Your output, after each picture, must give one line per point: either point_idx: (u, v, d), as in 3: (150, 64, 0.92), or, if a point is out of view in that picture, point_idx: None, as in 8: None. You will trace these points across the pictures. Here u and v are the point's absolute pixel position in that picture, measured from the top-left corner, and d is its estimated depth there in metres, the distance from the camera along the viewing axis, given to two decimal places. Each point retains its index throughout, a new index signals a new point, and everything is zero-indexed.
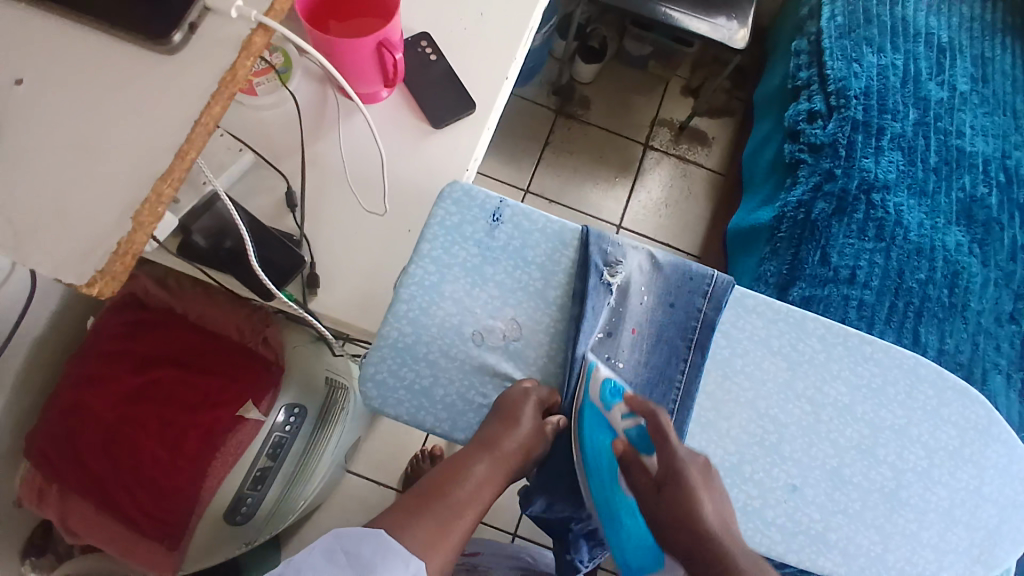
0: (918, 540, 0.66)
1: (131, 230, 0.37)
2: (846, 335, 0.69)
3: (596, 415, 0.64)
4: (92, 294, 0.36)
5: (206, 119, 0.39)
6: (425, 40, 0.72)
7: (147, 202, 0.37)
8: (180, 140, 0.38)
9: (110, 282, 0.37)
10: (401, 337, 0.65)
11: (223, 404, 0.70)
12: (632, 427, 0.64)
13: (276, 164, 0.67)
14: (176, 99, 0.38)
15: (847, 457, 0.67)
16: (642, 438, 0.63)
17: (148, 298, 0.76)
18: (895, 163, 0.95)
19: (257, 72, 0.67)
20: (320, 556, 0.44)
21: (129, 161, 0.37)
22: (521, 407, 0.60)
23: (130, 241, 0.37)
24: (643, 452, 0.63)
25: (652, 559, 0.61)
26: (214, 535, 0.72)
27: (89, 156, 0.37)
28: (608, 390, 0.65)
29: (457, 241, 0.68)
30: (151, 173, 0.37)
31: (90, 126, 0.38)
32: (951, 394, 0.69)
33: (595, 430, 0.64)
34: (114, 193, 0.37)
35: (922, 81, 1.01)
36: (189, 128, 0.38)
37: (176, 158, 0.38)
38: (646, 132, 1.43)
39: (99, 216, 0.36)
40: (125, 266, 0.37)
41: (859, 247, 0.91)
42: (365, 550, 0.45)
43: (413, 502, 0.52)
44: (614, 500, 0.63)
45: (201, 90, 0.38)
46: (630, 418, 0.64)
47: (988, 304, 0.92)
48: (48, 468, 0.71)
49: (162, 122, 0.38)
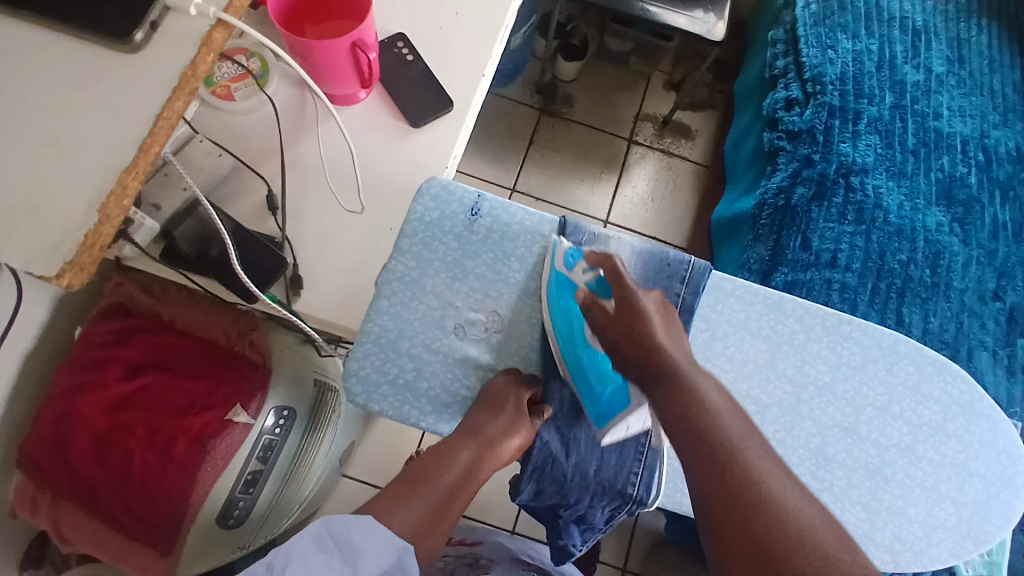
0: (905, 516, 0.66)
1: (99, 222, 0.38)
2: (824, 316, 0.70)
3: (562, 281, 0.68)
4: (61, 285, 0.37)
5: (169, 114, 0.40)
6: (401, 41, 0.73)
7: (113, 195, 0.38)
8: (145, 134, 0.39)
9: (78, 273, 0.38)
10: (383, 332, 0.67)
11: (212, 408, 0.71)
12: (592, 279, 0.65)
13: (257, 167, 0.68)
14: (140, 94, 0.39)
15: (831, 436, 0.67)
16: (602, 286, 0.64)
17: (133, 304, 0.75)
18: (873, 147, 0.97)
19: (233, 78, 0.69)
20: (309, 542, 0.43)
21: (95, 155, 0.38)
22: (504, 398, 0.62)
23: (97, 233, 0.38)
24: (604, 298, 0.64)
25: (621, 400, 0.65)
26: (206, 541, 0.72)
27: (56, 151, 0.38)
28: (569, 256, 0.68)
29: (437, 237, 0.70)
30: (117, 167, 0.38)
31: (56, 122, 0.38)
32: (932, 369, 0.70)
33: (562, 294, 0.67)
34: (82, 187, 0.38)
35: (897, 65, 1.02)
36: (152, 122, 0.39)
37: (140, 150, 0.39)
38: (630, 128, 1.44)
39: (68, 210, 0.37)
40: (94, 259, 0.39)
41: (839, 231, 0.92)
42: (354, 535, 0.44)
43: (395, 489, 0.52)
44: (585, 355, 0.66)
45: (163, 86, 0.39)
46: (590, 271, 0.65)
47: (971, 283, 0.93)
48: (41, 476, 0.71)
49: (128, 119, 0.39)
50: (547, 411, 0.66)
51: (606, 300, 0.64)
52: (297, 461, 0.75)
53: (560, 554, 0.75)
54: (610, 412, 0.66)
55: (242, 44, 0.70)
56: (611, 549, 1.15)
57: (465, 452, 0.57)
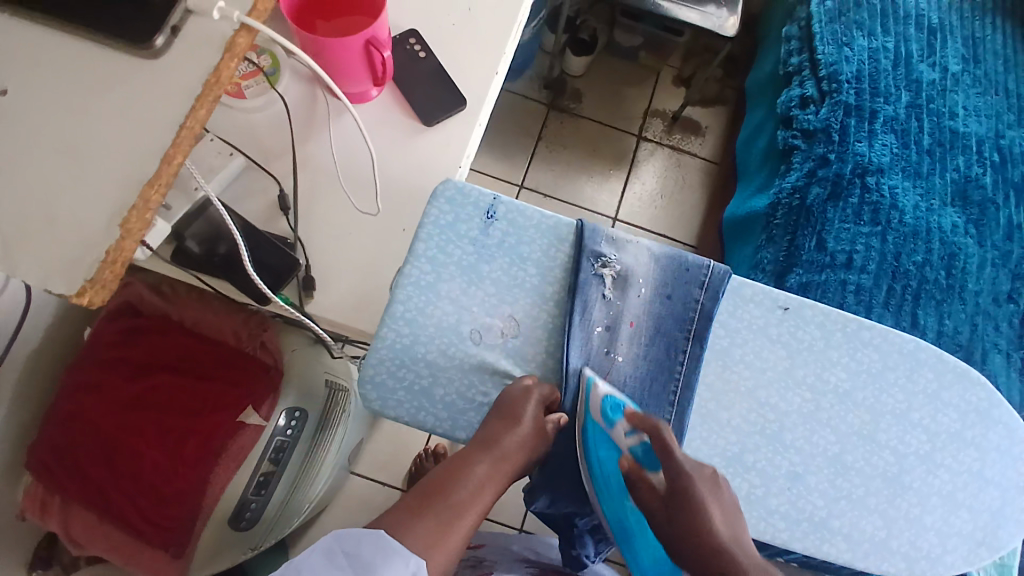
0: (922, 524, 0.66)
1: (120, 238, 0.37)
2: (845, 321, 0.69)
3: (600, 432, 0.63)
4: (82, 303, 0.36)
5: (192, 123, 0.39)
6: (413, 38, 0.71)
7: (134, 209, 0.37)
8: (166, 145, 0.38)
9: (100, 290, 0.37)
10: (399, 338, 0.65)
11: (223, 409, 0.70)
12: (637, 444, 0.61)
13: (268, 166, 0.67)
14: (160, 103, 0.38)
15: (848, 443, 0.67)
16: (647, 455, 0.61)
17: (143, 304, 0.75)
18: (889, 146, 0.95)
19: (244, 75, 0.68)
20: (319, 556, 0.44)
21: (115, 168, 0.37)
22: (521, 406, 0.60)
23: (119, 249, 0.37)
24: (649, 468, 0.60)
25: None
26: (217, 543, 0.71)
27: (76, 161, 0.37)
28: (610, 408, 0.62)
29: (452, 240, 0.69)
30: (138, 180, 0.37)
31: (77, 132, 0.37)
32: (951, 376, 0.69)
33: (601, 447, 0.63)
34: (103, 200, 0.37)
35: (914, 63, 1.01)
36: (175, 131, 0.38)
37: (162, 162, 0.38)
38: (639, 124, 1.42)
39: (87, 224, 0.36)
40: (115, 275, 0.38)
41: (855, 231, 0.91)
42: (364, 551, 0.45)
43: (414, 501, 0.52)
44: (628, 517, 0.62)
45: (184, 94, 0.38)
46: (634, 435, 0.61)
47: (985, 285, 0.92)
48: (49, 479, 0.71)
49: (149, 127, 0.38)
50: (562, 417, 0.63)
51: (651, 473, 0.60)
52: (307, 462, 0.74)
53: (574, 565, 0.75)
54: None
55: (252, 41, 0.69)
56: None
57: (483, 464, 0.56)
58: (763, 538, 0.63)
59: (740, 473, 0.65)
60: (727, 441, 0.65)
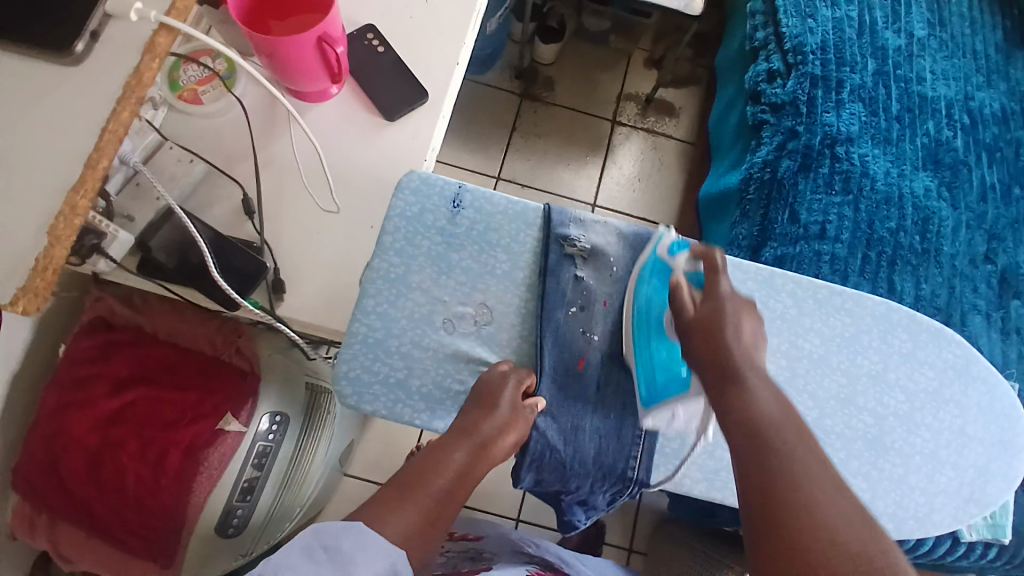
0: (906, 485, 0.66)
1: (48, 245, 0.37)
2: (815, 288, 0.69)
3: (660, 264, 0.64)
4: (18, 312, 0.37)
5: (115, 126, 0.38)
6: (371, 33, 0.71)
7: (61, 215, 0.37)
8: (89, 150, 0.38)
9: (33, 298, 0.37)
10: (371, 332, 0.66)
11: (202, 418, 0.70)
12: (691, 273, 0.60)
13: (229, 170, 0.66)
14: (81, 109, 0.38)
15: (827, 408, 0.67)
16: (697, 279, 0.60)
17: (114, 318, 0.74)
18: (857, 115, 0.95)
19: (200, 80, 0.67)
20: (298, 554, 0.42)
21: (40, 176, 0.37)
22: (498, 393, 0.61)
23: (49, 257, 0.37)
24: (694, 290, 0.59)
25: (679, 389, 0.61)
26: (208, 548, 0.72)
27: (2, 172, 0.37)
28: (675, 247, 0.64)
29: (419, 231, 0.70)
30: (62, 187, 0.37)
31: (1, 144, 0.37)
32: (926, 336, 0.69)
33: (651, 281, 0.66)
34: (30, 209, 0.37)
35: (878, 30, 1.01)
36: (97, 136, 0.38)
37: (87, 167, 0.37)
38: (614, 108, 1.42)
39: (15, 236, 0.36)
40: (47, 282, 0.37)
41: (827, 202, 0.91)
42: (344, 543, 0.44)
43: (390, 492, 0.52)
44: (654, 340, 0.64)
45: (106, 97, 0.38)
46: (692, 266, 0.61)
47: (962, 247, 0.92)
48: (35, 498, 0.70)
49: (74, 134, 0.38)
50: (539, 403, 0.64)
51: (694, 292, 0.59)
52: (293, 466, 0.75)
53: (566, 530, 0.74)
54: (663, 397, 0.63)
55: (207, 46, 0.69)
56: (616, 532, 1.16)
57: (459, 452, 0.55)
58: None
59: None
60: None
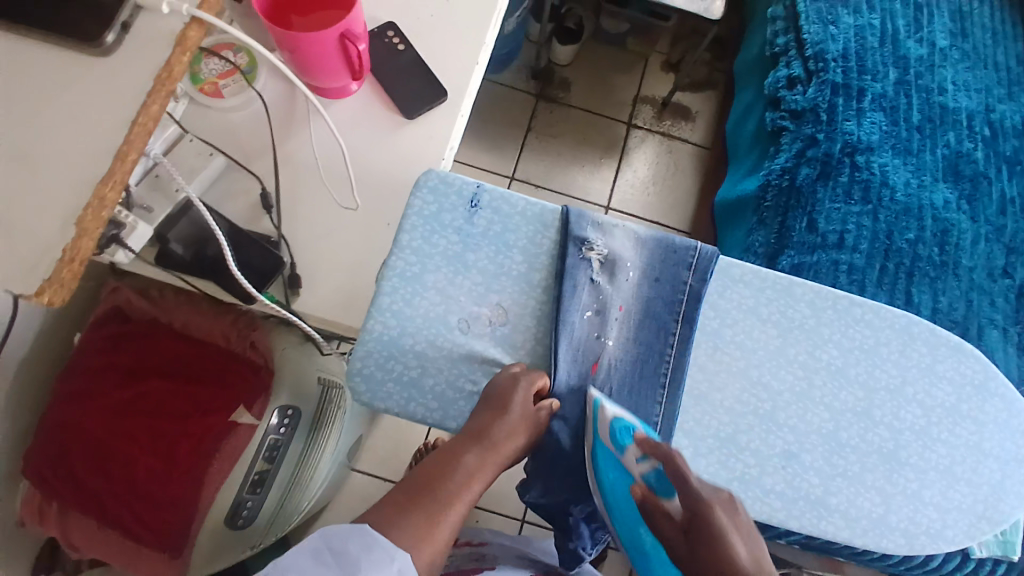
0: (920, 500, 0.66)
1: (77, 236, 0.37)
2: (835, 298, 0.68)
3: (609, 456, 0.59)
4: (42, 302, 0.36)
5: (145, 117, 0.39)
6: (392, 30, 0.71)
7: (90, 207, 0.37)
8: (119, 141, 0.39)
9: (59, 289, 0.37)
10: (386, 331, 0.65)
11: (215, 412, 0.72)
12: (648, 471, 0.55)
13: (250, 165, 0.67)
14: (110, 101, 0.39)
15: (843, 421, 0.66)
16: (661, 483, 0.54)
17: (131, 309, 0.74)
18: (878, 124, 0.94)
19: (221, 74, 0.67)
20: (306, 556, 0.42)
21: (68, 166, 0.38)
22: (510, 394, 0.59)
23: (75, 247, 0.37)
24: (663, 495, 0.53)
25: None
26: (217, 543, 0.72)
27: (29, 165, 0.38)
28: (620, 432, 0.59)
29: (437, 230, 0.68)
30: (93, 178, 0.38)
31: (27, 138, 0.38)
32: (945, 350, 0.69)
33: (613, 472, 0.59)
34: (60, 200, 0.38)
35: (901, 39, 1.00)
36: (128, 128, 0.39)
37: (116, 159, 0.38)
38: (629, 111, 1.41)
39: (43, 226, 0.37)
40: (74, 273, 0.38)
41: (846, 211, 0.90)
42: (351, 547, 0.44)
43: (402, 494, 0.51)
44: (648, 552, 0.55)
45: (136, 89, 0.39)
46: (645, 461, 0.56)
47: (980, 260, 0.91)
48: (44, 489, 0.69)
49: (102, 125, 0.39)
50: (553, 403, 0.63)
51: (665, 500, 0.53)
52: (304, 462, 0.75)
53: (570, 562, 0.73)
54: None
55: (229, 39, 0.69)
56: None
57: (471, 454, 0.55)
58: (759, 518, 0.63)
59: (734, 454, 0.64)
60: (721, 422, 0.65)
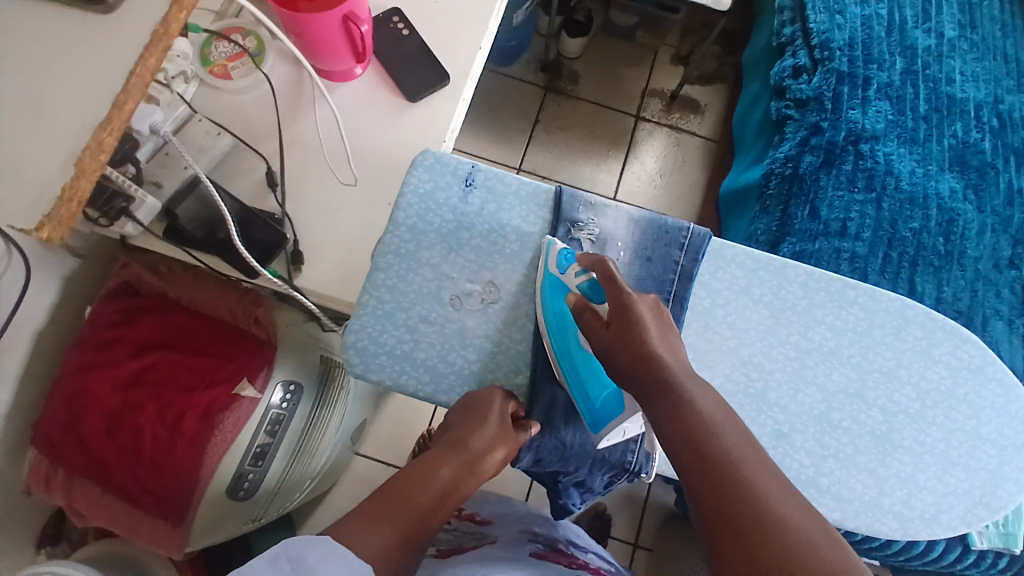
0: (914, 483, 0.65)
1: (75, 176, 0.40)
2: (829, 281, 0.68)
3: (555, 283, 0.64)
4: (41, 236, 0.39)
5: (142, 70, 0.42)
6: (396, 16, 0.72)
7: (88, 149, 0.40)
8: (118, 89, 0.41)
9: (57, 227, 0.40)
10: (380, 305, 0.66)
11: (219, 383, 0.72)
12: (585, 282, 0.61)
13: (255, 145, 0.69)
14: (113, 53, 0.42)
15: (835, 402, 0.66)
16: (596, 291, 0.60)
17: (140, 284, 0.77)
18: (883, 113, 0.94)
19: (230, 57, 0.69)
20: (263, 564, 0.39)
21: (72, 113, 0.41)
22: (489, 406, 0.62)
23: (73, 188, 0.40)
24: (596, 302, 0.60)
25: (617, 406, 0.62)
26: (219, 509, 0.74)
27: (35, 111, 0.41)
28: (563, 257, 0.64)
29: (432, 208, 0.69)
30: (94, 123, 0.41)
31: (35, 87, 0.41)
32: (941, 334, 0.68)
33: (554, 296, 0.65)
34: (60, 143, 0.40)
35: (908, 29, 0.99)
36: (126, 78, 0.42)
37: (113, 107, 0.41)
38: (638, 104, 1.42)
39: (43, 165, 0.40)
40: (72, 213, 0.41)
41: (849, 199, 0.90)
42: (309, 556, 0.40)
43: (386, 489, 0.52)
44: (581, 364, 0.64)
45: (135, 42, 0.42)
46: (583, 274, 0.61)
47: (985, 250, 0.90)
48: (53, 454, 0.72)
49: (104, 75, 0.42)
50: (533, 425, 0.64)
51: (599, 305, 0.59)
52: (305, 436, 0.77)
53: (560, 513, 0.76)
54: (607, 417, 0.62)
55: (238, 24, 0.71)
56: (622, 525, 1.16)
57: (447, 468, 0.56)
58: None
59: None
60: None
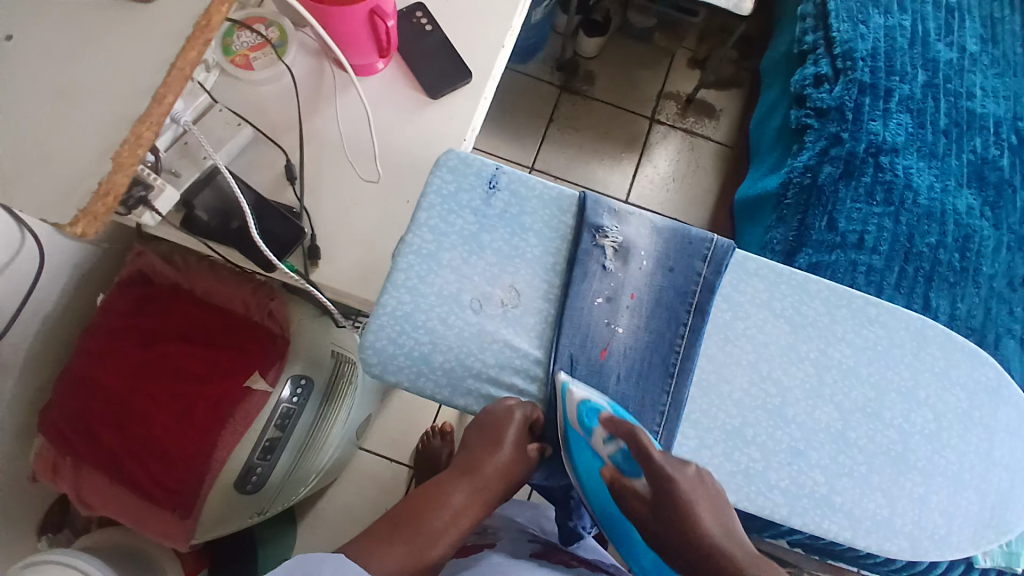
0: (926, 504, 0.65)
1: (112, 170, 0.41)
2: (850, 297, 0.68)
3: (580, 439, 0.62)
4: (77, 232, 0.41)
5: (182, 64, 0.43)
6: (420, 11, 0.72)
7: (126, 144, 0.41)
8: (157, 84, 0.42)
9: (91, 221, 0.41)
10: (399, 306, 0.65)
11: (231, 375, 0.72)
12: (615, 452, 0.60)
13: (275, 139, 0.68)
14: (151, 46, 0.43)
15: (852, 420, 0.66)
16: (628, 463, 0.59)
17: (155, 274, 0.77)
18: (904, 126, 0.93)
19: (252, 47, 0.68)
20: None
21: (108, 107, 0.42)
22: (504, 430, 0.61)
23: (109, 182, 0.41)
24: (629, 474, 0.59)
25: None
26: (226, 502, 0.73)
27: (67, 98, 0.42)
28: (587, 414, 0.61)
29: (455, 209, 0.68)
30: (132, 118, 0.41)
31: (68, 72, 0.42)
32: (960, 355, 0.68)
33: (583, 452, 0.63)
34: (94, 135, 0.42)
35: (931, 42, 0.98)
36: (166, 72, 0.42)
37: (153, 101, 0.42)
38: (653, 106, 1.41)
39: (81, 159, 0.41)
40: (107, 207, 0.42)
41: (867, 212, 0.90)
42: (325, 569, 0.43)
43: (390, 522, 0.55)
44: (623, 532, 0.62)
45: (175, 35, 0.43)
46: (612, 443, 0.60)
47: (1001, 268, 0.90)
48: (61, 444, 0.71)
49: (144, 68, 0.42)
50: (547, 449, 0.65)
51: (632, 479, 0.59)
52: (313, 432, 0.77)
53: (568, 539, 0.75)
54: None
55: (261, 14, 0.70)
56: None
57: (459, 494, 0.58)
58: (763, 512, 0.63)
59: (739, 446, 0.64)
60: (728, 414, 0.65)
